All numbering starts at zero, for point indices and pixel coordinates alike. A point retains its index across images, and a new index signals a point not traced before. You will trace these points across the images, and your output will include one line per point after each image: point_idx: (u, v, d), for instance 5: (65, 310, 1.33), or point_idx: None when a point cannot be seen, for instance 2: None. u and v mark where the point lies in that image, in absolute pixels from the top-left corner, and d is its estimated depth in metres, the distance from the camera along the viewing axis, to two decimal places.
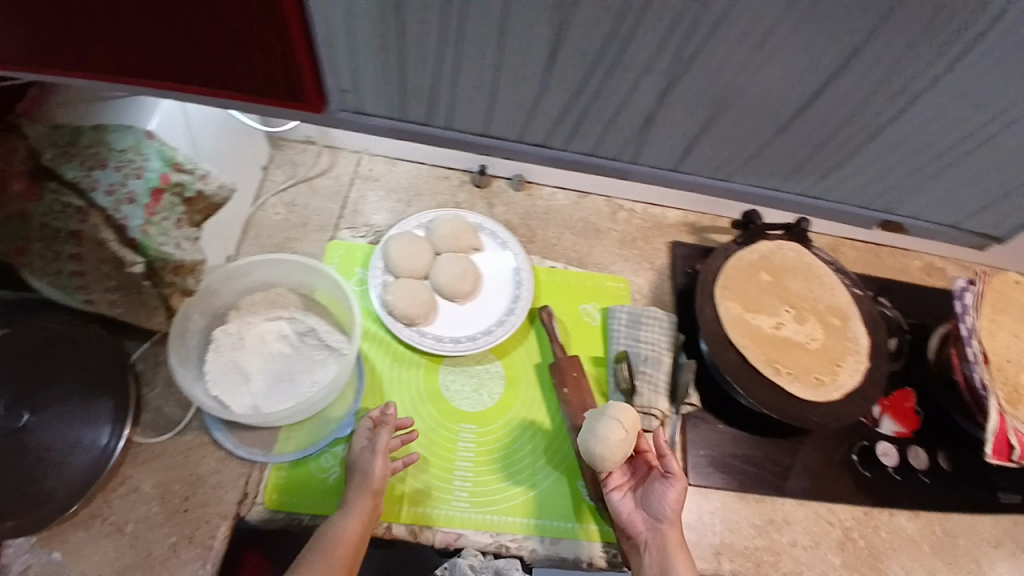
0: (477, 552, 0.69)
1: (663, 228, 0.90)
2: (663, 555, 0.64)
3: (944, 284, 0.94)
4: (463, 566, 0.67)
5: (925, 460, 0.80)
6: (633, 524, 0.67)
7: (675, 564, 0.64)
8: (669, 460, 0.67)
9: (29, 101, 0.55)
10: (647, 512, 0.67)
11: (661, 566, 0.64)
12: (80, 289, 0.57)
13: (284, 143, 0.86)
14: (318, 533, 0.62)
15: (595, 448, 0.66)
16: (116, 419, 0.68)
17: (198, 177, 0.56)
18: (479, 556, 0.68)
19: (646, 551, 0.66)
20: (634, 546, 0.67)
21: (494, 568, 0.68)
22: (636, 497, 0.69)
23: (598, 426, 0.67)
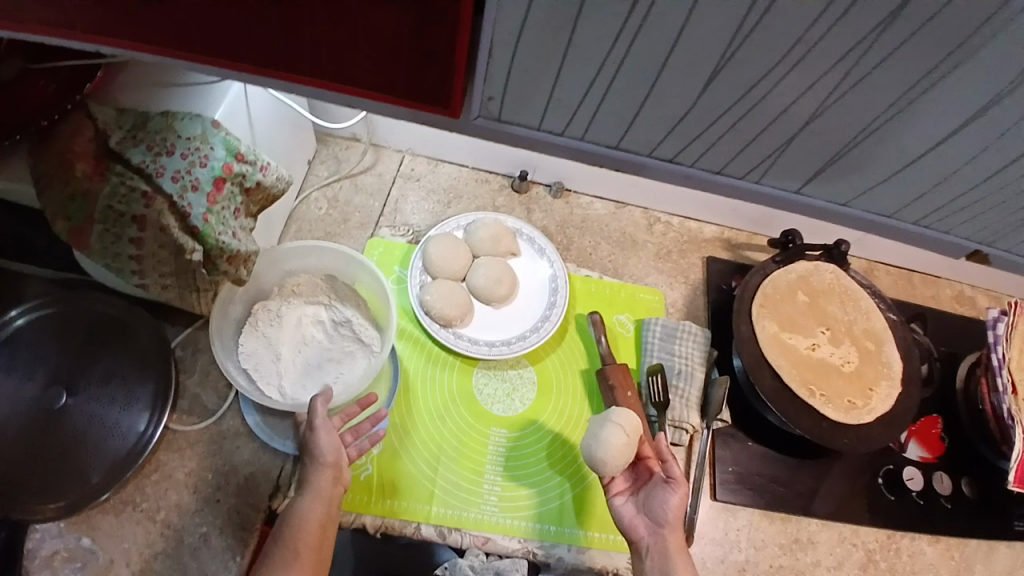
0: (478, 552, 0.69)
1: (698, 243, 0.90)
2: (663, 558, 0.61)
3: (974, 314, 0.95)
4: (463, 566, 0.68)
5: (949, 486, 0.80)
6: (635, 530, 0.65)
7: (675, 566, 0.60)
8: (670, 465, 0.66)
9: (96, 82, 0.57)
10: (647, 517, 0.65)
11: (660, 568, 0.61)
12: (136, 273, 0.58)
13: (329, 138, 0.87)
14: (281, 521, 0.59)
15: (595, 451, 0.66)
16: (155, 406, 0.67)
17: (258, 169, 0.58)
18: (480, 557, 0.69)
19: (647, 555, 0.62)
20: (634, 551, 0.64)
21: (494, 569, 0.68)
22: (637, 502, 0.66)
23: (600, 430, 0.67)
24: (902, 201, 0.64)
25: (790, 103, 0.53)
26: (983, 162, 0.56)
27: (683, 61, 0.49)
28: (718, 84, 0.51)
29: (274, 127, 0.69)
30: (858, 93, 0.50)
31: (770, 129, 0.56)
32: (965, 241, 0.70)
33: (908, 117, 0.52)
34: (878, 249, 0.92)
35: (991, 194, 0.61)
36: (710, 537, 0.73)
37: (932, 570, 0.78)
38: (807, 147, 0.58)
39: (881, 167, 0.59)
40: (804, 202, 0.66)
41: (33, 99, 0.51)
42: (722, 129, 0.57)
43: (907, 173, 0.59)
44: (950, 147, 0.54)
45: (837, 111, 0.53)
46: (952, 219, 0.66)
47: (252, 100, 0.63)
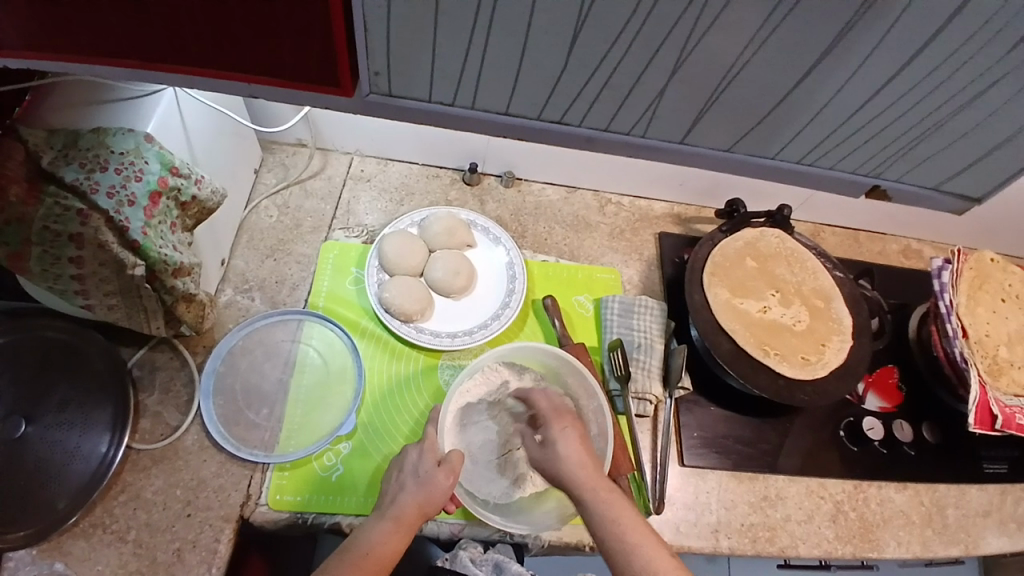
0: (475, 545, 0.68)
1: (650, 220, 0.92)
2: None
3: (922, 266, 0.98)
4: (463, 557, 0.66)
5: (910, 433, 0.83)
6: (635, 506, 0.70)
7: None
8: None
9: (24, 105, 0.55)
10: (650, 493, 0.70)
11: None
12: (79, 293, 0.57)
13: (275, 146, 0.87)
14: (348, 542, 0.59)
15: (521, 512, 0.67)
16: (116, 427, 0.66)
17: (193, 182, 0.59)
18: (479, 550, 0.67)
19: None
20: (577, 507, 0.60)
21: (494, 561, 0.66)
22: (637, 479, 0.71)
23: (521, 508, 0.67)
24: (784, 141, 0.55)
25: (657, 50, 0.44)
26: (871, 78, 0.47)
27: (497, 44, 0.44)
28: (629, 62, 0.45)
29: (215, 138, 0.69)
30: (713, 38, 0.43)
31: (647, 76, 0.47)
32: (859, 176, 0.61)
33: (773, 48, 0.44)
34: (824, 211, 0.95)
35: (886, 125, 0.53)
36: (682, 502, 0.75)
37: (902, 516, 0.80)
38: (678, 96, 0.49)
39: (753, 108, 0.51)
40: (689, 151, 0.57)
41: None
42: (577, 81, 0.47)
43: (784, 118, 0.52)
44: (815, 84, 0.47)
45: (706, 50, 0.44)
46: (849, 156, 0.58)
47: (184, 106, 0.62)
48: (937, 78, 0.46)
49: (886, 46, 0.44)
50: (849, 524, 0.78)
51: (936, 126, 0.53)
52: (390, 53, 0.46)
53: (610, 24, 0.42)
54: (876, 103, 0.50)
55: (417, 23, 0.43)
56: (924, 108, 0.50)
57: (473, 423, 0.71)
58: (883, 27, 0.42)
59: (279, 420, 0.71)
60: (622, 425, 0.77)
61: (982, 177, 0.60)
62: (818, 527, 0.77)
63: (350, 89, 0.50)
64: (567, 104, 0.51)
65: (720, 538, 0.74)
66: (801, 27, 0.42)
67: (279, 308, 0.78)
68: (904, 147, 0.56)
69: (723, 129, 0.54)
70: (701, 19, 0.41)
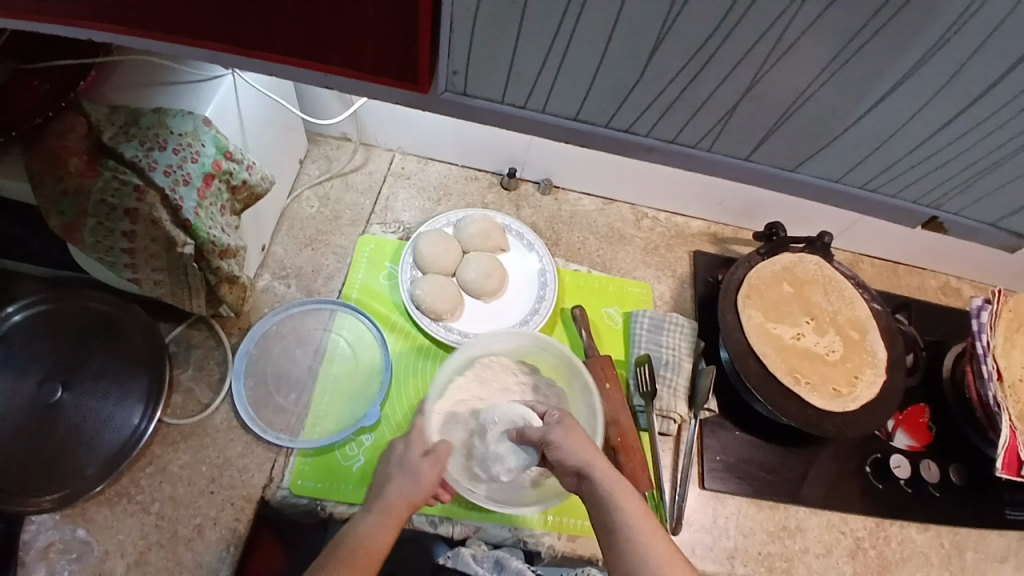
0: (480, 543, 0.69)
1: (685, 237, 0.92)
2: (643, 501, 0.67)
3: (959, 304, 0.96)
4: (465, 555, 0.66)
5: (937, 473, 0.81)
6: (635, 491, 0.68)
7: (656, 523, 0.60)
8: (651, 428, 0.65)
9: (89, 81, 0.58)
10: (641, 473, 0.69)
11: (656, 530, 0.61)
12: (128, 267, 0.59)
13: (321, 138, 0.88)
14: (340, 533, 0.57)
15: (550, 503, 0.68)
16: (149, 400, 0.68)
17: (244, 167, 0.61)
18: (481, 546, 0.68)
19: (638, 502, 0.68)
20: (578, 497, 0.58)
21: (495, 557, 0.66)
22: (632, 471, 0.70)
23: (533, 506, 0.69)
24: (850, 164, 0.53)
25: (733, 67, 0.43)
26: (942, 108, 0.45)
27: (576, 51, 0.43)
28: (701, 81, 0.45)
29: (265, 126, 0.70)
30: (787, 62, 0.43)
31: (720, 93, 0.46)
32: (919, 206, 0.57)
33: (851, 74, 0.43)
34: (863, 242, 0.94)
35: (952, 156, 0.50)
36: (699, 524, 0.74)
37: (922, 557, 0.78)
38: (746, 115, 0.48)
39: (819, 133, 0.49)
40: (753, 168, 0.54)
41: (28, 102, 0.52)
42: (652, 91, 0.46)
43: (848, 143, 0.50)
44: (890, 111, 0.46)
45: (779, 74, 0.44)
46: (915, 184, 0.54)
47: (241, 94, 0.64)
48: (1006, 116, 0.45)
49: (966, 75, 0.42)
50: (868, 562, 0.76)
51: (1006, 159, 0.50)
52: (468, 52, 0.45)
53: (684, 43, 0.42)
54: (946, 134, 0.48)
55: (496, 31, 0.43)
56: (992, 142, 0.48)
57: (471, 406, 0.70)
58: (956, 60, 0.41)
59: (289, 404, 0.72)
60: (643, 440, 0.77)
61: None
62: (836, 561, 0.76)
63: (427, 86, 0.50)
64: (635, 114, 0.49)
65: (735, 564, 0.73)
66: (877, 55, 0.41)
67: (314, 296, 0.79)
68: (971, 180, 0.53)
69: (782, 150, 0.52)
70: (785, 36, 0.40)
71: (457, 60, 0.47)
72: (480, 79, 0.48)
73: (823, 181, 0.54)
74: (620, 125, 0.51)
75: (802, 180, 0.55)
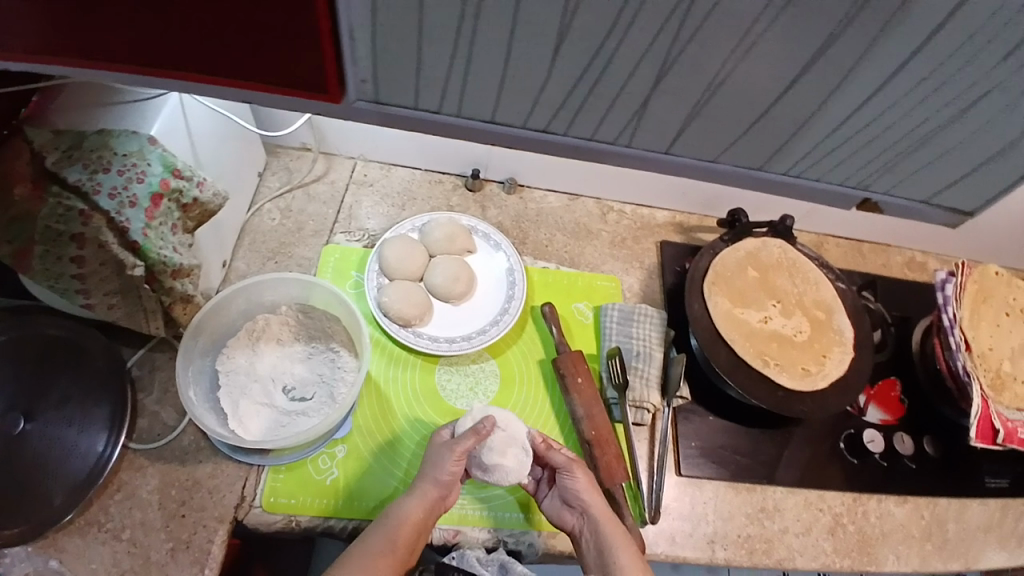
0: (479, 548, 0.68)
1: (651, 228, 0.92)
2: (599, 539, 0.64)
3: (925, 278, 0.97)
4: (470, 558, 0.66)
5: (911, 446, 0.82)
6: (565, 521, 0.68)
7: (610, 540, 0.63)
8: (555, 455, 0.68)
9: (32, 105, 0.57)
10: (570, 504, 0.67)
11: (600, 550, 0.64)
12: (80, 293, 0.57)
13: (280, 150, 0.87)
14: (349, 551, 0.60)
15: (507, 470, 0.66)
16: (113, 425, 0.67)
17: (195, 184, 0.59)
18: (484, 550, 0.67)
19: (585, 540, 0.65)
20: (574, 541, 0.67)
21: (500, 561, 0.66)
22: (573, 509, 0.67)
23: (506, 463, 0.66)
24: (770, 149, 0.60)
25: (638, 58, 0.47)
26: (859, 87, 0.50)
27: (480, 45, 0.47)
28: (610, 70, 0.49)
29: (219, 141, 0.69)
30: (691, 50, 0.46)
31: (630, 87, 0.51)
32: (848, 188, 0.67)
33: (756, 53, 0.47)
34: (827, 223, 0.95)
35: (875, 135, 0.57)
36: (677, 512, 0.74)
37: (903, 531, 0.79)
38: (669, 107, 0.53)
39: (737, 121, 0.55)
40: (673, 163, 0.62)
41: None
42: (557, 92, 0.52)
43: (770, 124, 0.56)
44: (804, 91, 0.51)
45: (683, 62, 0.48)
46: (838, 168, 0.63)
47: (190, 110, 0.63)
48: (932, 84, 0.50)
49: (875, 52, 0.46)
50: (847, 538, 0.77)
51: (927, 137, 0.57)
52: (372, 56, 0.49)
53: (587, 31, 0.45)
54: (866, 114, 0.54)
55: (411, 29, 0.46)
56: (916, 117, 0.54)
57: (274, 371, 0.71)
58: (867, 36, 0.45)
59: (221, 370, 0.70)
60: (618, 433, 0.77)
61: (965, 191, 0.68)
62: (816, 540, 0.76)
63: (337, 96, 0.54)
64: (575, 109, 0.54)
65: (716, 549, 0.73)
66: (782, 35, 0.45)
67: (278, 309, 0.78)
68: (894, 158, 0.61)
69: (697, 137, 0.58)
70: (685, 25, 0.44)
71: (367, 65, 0.50)
72: (424, 86, 0.53)
73: (739, 169, 0.63)
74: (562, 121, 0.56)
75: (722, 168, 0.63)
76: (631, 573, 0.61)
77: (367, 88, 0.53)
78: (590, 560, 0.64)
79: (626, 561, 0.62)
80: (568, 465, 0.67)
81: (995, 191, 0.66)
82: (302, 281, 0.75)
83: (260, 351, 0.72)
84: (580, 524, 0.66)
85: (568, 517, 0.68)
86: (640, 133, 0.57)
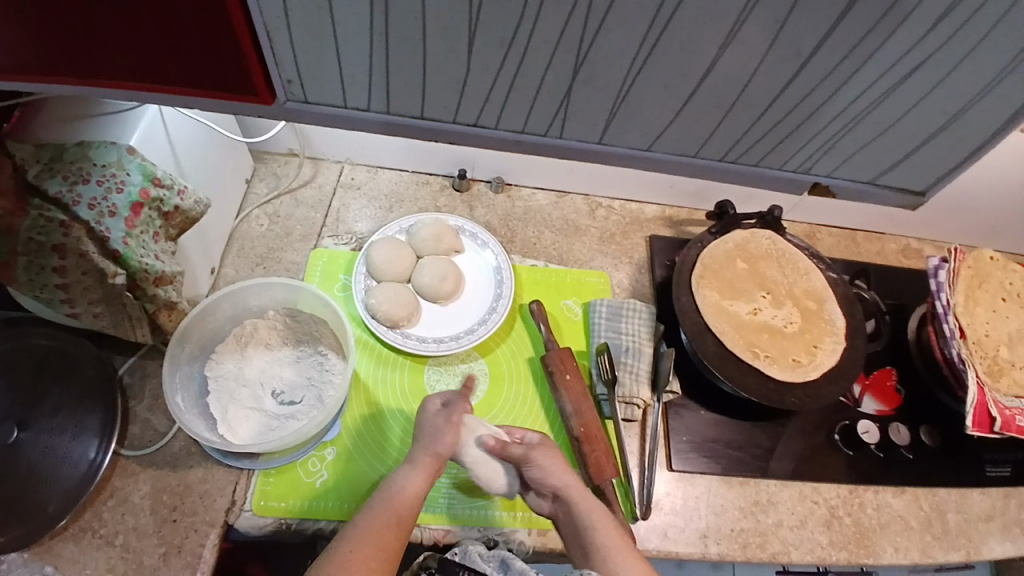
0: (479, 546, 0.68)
1: (640, 223, 0.92)
2: (574, 516, 0.63)
3: (921, 265, 0.96)
4: (474, 554, 0.64)
5: (906, 436, 0.81)
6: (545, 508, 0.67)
7: (585, 516, 0.62)
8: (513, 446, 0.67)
9: (14, 120, 0.57)
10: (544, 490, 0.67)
11: (577, 527, 0.62)
12: (65, 301, 0.59)
13: (267, 156, 0.88)
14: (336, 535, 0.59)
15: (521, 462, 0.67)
16: (105, 433, 0.67)
17: (176, 193, 0.60)
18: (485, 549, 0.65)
19: (563, 521, 0.64)
20: (556, 524, 0.66)
21: (500, 557, 0.63)
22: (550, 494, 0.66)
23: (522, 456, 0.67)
24: (702, 138, 0.66)
25: (554, 49, 0.54)
26: (781, 69, 0.56)
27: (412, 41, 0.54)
28: (533, 58, 0.55)
29: (203, 150, 0.70)
30: (606, 36, 0.52)
31: (551, 79, 0.57)
32: (790, 172, 0.72)
33: (668, 43, 0.53)
34: (819, 213, 0.94)
35: (806, 116, 0.62)
36: (669, 508, 0.74)
37: (900, 522, 0.78)
38: (599, 102, 0.60)
39: (663, 105, 0.60)
40: (615, 152, 0.68)
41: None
42: (484, 84, 0.58)
43: (697, 110, 0.61)
44: (717, 83, 0.57)
45: (599, 51, 0.54)
46: (769, 153, 0.69)
47: (168, 119, 0.64)
48: (855, 62, 0.54)
49: (785, 37, 0.52)
50: (844, 530, 0.76)
51: (857, 117, 0.62)
52: (295, 61, 0.56)
53: (497, 27, 0.51)
54: (791, 95, 0.59)
55: (359, 31, 0.53)
56: (844, 98, 0.59)
57: (264, 375, 0.72)
58: (778, 19, 0.50)
59: (211, 375, 0.71)
60: (608, 429, 0.77)
61: (910, 171, 0.71)
62: (811, 533, 0.75)
63: (268, 98, 0.61)
64: (522, 114, 0.63)
65: (709, 544, 0.73)
66: (698, 19, 0.50)
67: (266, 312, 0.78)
68: (834, 137, 0.65)
69: (637, 128, 0.64)
70: (589, 20, 0.50)
71: (289, 70, 0.58)
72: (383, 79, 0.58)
73: (676, 157, 0.69)
74: (509, 124, 0.64)
75: (654, 157, 0.69)
76: (611, 546, 0.59)
77: (296, 88, 0.60)
78: (571, 540, 0.63)
79: (606, 537, 0.60)
80: (527, 457, 0.66)
81: (944, 169, 0.69)
82: (289, 285, 0.75)
83: (248, 356, 0.72)
84: (557, 507, 0.65)
85: (545, 503, 0.67)
86: (572, 128, 0.64)
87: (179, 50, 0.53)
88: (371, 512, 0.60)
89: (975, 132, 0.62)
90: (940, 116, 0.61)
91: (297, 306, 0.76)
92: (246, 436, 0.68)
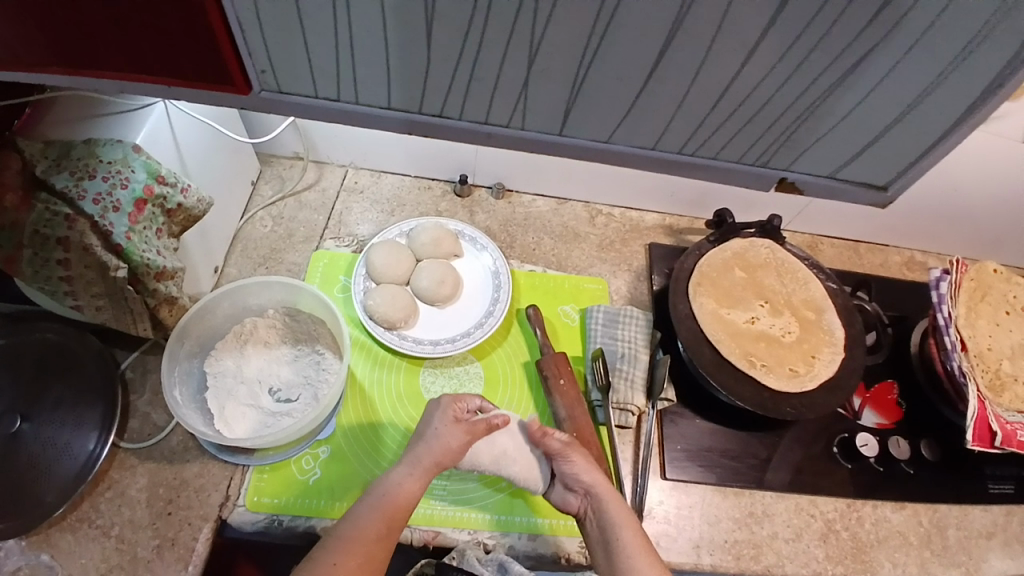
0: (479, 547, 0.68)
1: (640, 231, 0.92)
2: (602, 518, 0.64)
3: (925, 278, 0.95)
4: (471, 557, 0.67)
5: (906, 450, 0.80)
6: (569, 505, 0.67)
7: (612, 519, 0.63)
8: (550, 440, 0.67)
9: (25, 118, 0.60)
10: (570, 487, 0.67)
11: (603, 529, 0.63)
12: (69, 295, 0.60)
13: (273, 159, 0.90)
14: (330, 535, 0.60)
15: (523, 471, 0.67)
16: (104, 426, 0.69)
17: (179, 190, 0.62)
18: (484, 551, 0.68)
19: (588, 521, 0.65)
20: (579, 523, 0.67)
21: (499, 560, 0.66)
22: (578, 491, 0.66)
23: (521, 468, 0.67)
24: (658, 132, 0.67)
25: (508, 39, 0.55)
26: (728, 59, 0.56)
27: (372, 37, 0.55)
28: (487, 49, 0.56)
29: (208, 151, 0.72)
30: (556, 28, 0.53)
31: (506, 70, 0.58)
32: (749, 164, 0.72)
33: (624, 34, 0.54)
34: (821, 223, 0.94)
35: (758, 108, 0.62)
36: (662, 516, 0.73)
37: (899, 537, 0.77)
38: (571, 91, 0.60)
39: (626, 99, 0.61)
40: (579, 141, 0.68)
41: None
42: (443, 76, 0.60)
43: (651, 102, 0.62)
44: (665, 75, 0.58)
45: (550, 43, 0.55)
46: (726, 146, 0.69)
47: (175, 120, 0.66)
48: (802, 51, 0.54)
49: (727, 30, 0.53)
50: (841, 544, 0.75)
51: (813, 108, 0.62)
52: (267, 54, 0.58)
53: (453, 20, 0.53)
54: (743, 87, 0.59)
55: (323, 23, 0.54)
56: (795, 91, 0.60)
57: (262, 373, 0.73)
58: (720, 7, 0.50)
59: (209, 372, 0.72)
60: (601, 435, 0.77)
61: (872, 165, 0.70)
62: (807, 546, 0.74)
63: (245, 88, 0.62)
64: (484, 100, 0.63)
65: (702, 554, 0.72)
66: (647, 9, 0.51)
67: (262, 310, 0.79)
68: (786, 131, 0.65)
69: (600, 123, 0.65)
70: (537, 12, 0.51)
71: (262, 61, 0.59)
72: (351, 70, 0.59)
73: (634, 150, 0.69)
74: (472, 116, 0.65)
75: (616, 149, 0.69)
76: (636, 549, 0.61)
77: (268, 78, 0.62)
78: (595, 542, 0.64)
79: (628, 537, 0.62)
80: (563, 450, 0.66)
81: (907, 162, 0.68)
82: (288, 285, 0.76)
83: (247, 353, 0.74)
84: (585, 506, 0.66)
85: (571, 500, 0.67)
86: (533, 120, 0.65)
87: (179, 44, 0.56)
88: (360, 519, 0.60)
89: (930, 125, 0.62)
90: (895, 106, 0.60)
91: (297, 306, 0.77)
92: (242, 433, 0.69)
